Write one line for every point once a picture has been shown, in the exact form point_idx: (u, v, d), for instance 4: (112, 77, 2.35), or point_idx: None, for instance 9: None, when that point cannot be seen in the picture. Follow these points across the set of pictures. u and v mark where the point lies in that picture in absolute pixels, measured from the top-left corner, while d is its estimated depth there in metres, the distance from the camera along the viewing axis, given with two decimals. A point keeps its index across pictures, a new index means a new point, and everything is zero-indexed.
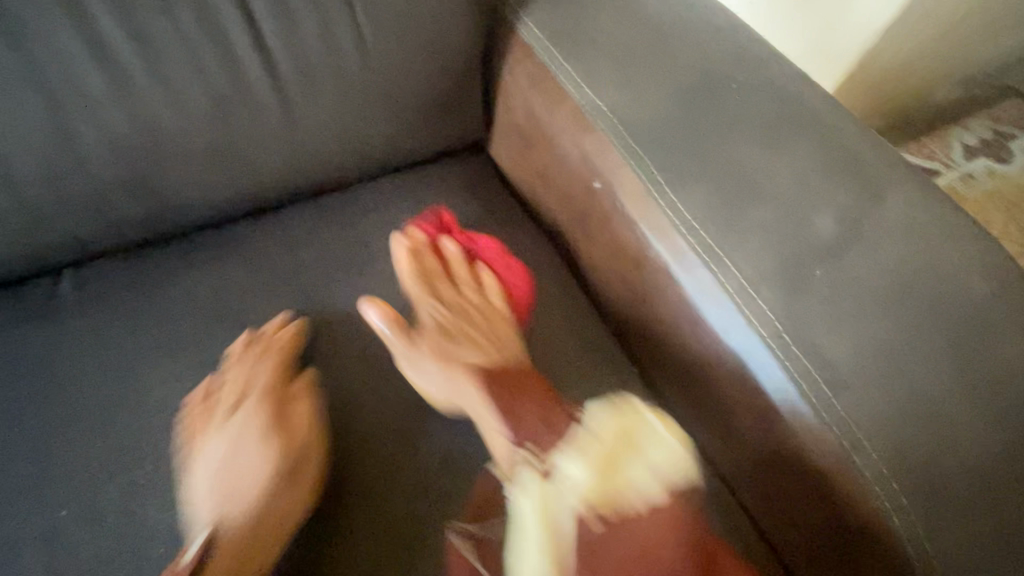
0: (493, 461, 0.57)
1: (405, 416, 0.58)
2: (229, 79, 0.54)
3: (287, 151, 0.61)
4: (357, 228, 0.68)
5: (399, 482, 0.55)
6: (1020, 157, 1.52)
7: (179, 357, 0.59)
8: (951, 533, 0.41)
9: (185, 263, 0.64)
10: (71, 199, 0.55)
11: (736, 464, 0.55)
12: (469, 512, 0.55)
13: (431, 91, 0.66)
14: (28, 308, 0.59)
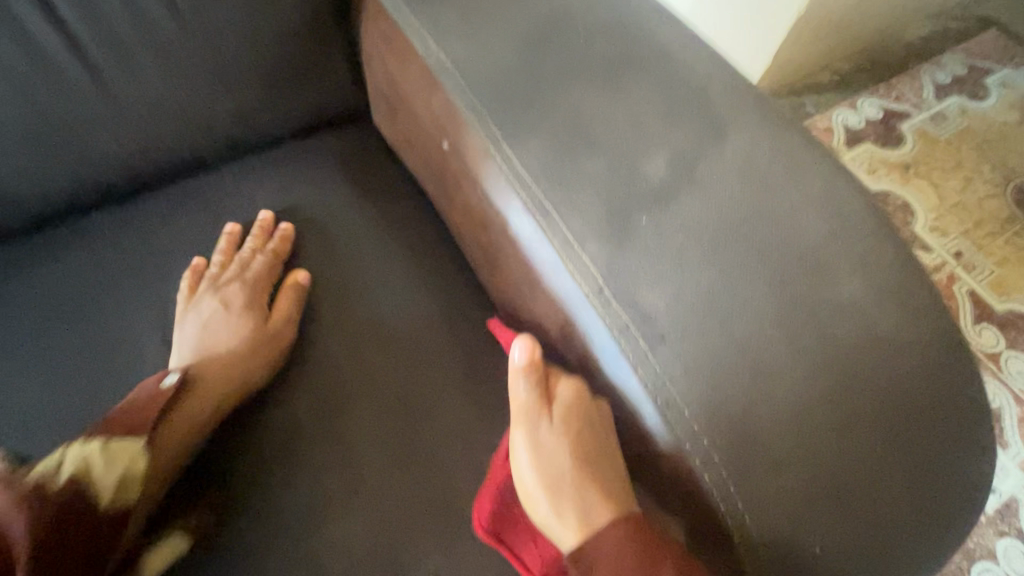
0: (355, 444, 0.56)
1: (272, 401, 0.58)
2: (35, 66, 0.55)
3: (119, 131, 0.60)
4: (221, 211, 0.66)
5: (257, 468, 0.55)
6: (996, 94, 1.40)
7: (23, 348, 0.57)
8: (779, 503, 0.40)
9: (36, 255, 0.62)
10: None
11: None
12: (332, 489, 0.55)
13: (272, 57, 0.63)
14: None
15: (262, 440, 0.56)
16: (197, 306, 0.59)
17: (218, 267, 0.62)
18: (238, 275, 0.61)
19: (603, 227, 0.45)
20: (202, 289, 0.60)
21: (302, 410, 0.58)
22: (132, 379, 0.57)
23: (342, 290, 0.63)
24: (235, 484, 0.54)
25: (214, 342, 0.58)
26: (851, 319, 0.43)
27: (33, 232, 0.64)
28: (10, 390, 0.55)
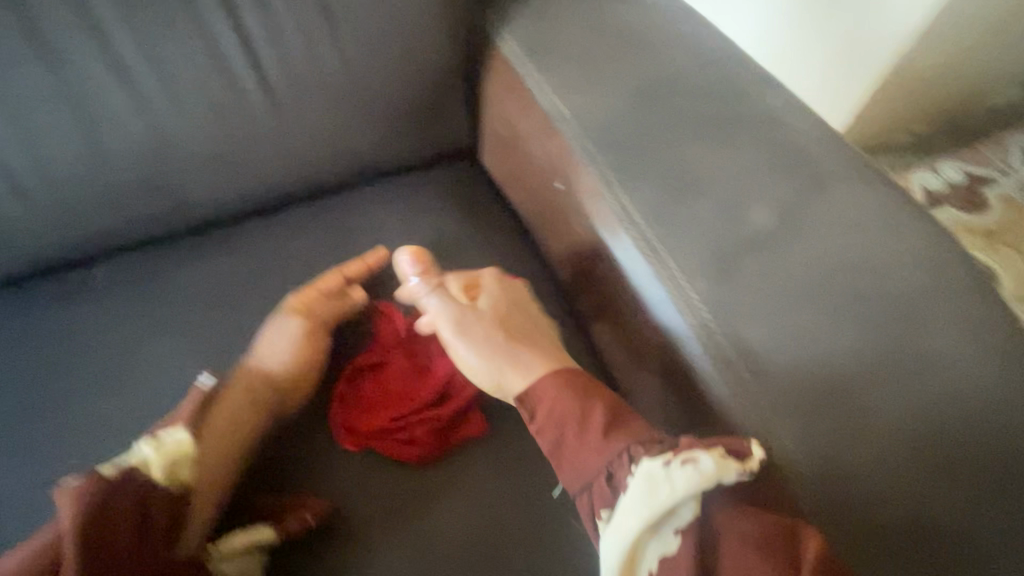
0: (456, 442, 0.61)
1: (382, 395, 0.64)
2: (226, 90, 0.62)
3: (280, 154, 0.68)
4: (351, 227, 0.74)
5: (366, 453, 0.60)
6: None
7: (183, 334, 0.66)
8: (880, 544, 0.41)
9: (193, 253, 0.71)
10: (96, 195, 0.63)
11: None
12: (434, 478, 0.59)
13: (414, 99, 0.72)
14: (66, 291, 0.68)
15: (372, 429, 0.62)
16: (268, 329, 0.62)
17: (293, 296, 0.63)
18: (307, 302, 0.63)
19: (709, 268, 0.51)
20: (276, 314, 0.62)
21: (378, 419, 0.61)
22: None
23: None
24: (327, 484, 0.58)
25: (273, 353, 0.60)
26: (951, 372, 0.45)
27: (185, 238, 0.72)
28: (169, 372, 0.64)
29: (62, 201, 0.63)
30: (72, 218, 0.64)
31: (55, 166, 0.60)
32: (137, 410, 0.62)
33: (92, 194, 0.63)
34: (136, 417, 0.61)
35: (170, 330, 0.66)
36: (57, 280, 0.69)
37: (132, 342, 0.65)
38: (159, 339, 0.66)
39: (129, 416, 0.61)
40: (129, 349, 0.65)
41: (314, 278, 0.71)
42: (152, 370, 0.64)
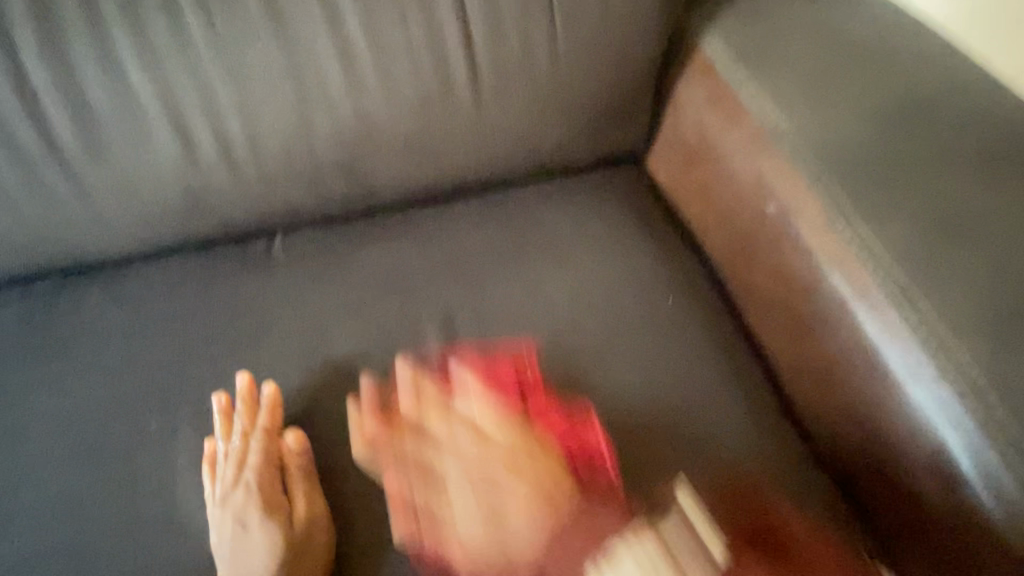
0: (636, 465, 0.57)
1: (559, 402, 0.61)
2: (438, 79, 0.60)
3: (470, 146, 0.66)
4: (522, 224, 0.71)
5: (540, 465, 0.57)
6: None
7: (356, 317, 0.66)
8: None
9: (366, 236, 0.71)
10: (296, 172, 0.64)
11: (913, 552, 0.50)
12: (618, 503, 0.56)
13: (609, 101, 0.68)
14: (249, 261, 0.69)
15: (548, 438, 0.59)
16: (253, 542, 0.52)
17: (300, 476, 0.56)
18: (318, 497, 0.55)
19: (980, 334, 0.46)
20: (255, 523, 0.53)
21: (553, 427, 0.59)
22: (440, 370, 0.62)
23: (623, 315, 0.66)
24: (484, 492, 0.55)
25: (254, 517, 0.53)
26: None
27: (359, 219, 0.72)
28: (344, 354, 0.63)
29: (265, 176, 0.63)
30: (268, 192, 0.65)
31: (265, 141, 0.61)
32: (316, 386, 0.62)
33: (292, 169, 0.63)
34: (314, 393, 0.61)
35: (342, 311, 0.66)
36: (240, 250, 0.70)
37: (309, 319, 0.65)
38: (333, 319, 0.65)
39: (308, 393, 0.61)
40: (306, 326, 0.65)
41: (483, 275, 0.68)
42: (325, 350, 0.64)
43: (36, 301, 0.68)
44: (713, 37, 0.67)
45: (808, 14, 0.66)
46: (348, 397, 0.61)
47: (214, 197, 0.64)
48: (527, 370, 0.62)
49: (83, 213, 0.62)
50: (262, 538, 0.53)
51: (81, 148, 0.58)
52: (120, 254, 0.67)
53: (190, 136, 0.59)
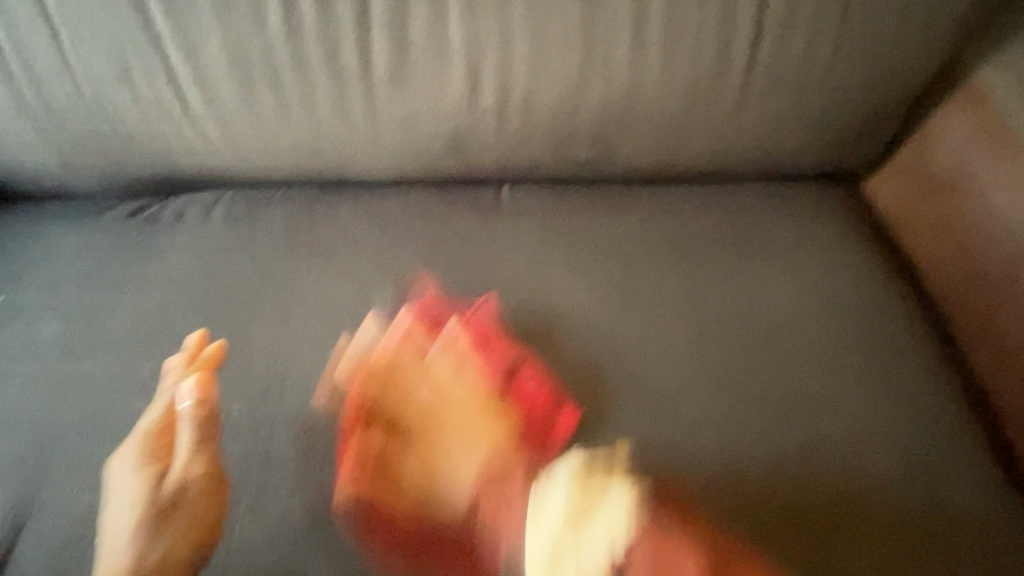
0: (851, 470, 0.58)
1: (771, 395, 0.62)
2: (715, 65, 0.65)
3: (716, 131, 0.70)
4: (737, 219, 0.74)
5: (752, 449, 0.59)
6: None
7: (572, 271, 0.70)
8: None
9: (586, 201, 0.75)
10: (553, 129, 0.70)
11: None
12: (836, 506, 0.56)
13: (860, 114, 0.70)
14: (478, 202, 0.76)
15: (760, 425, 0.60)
16: (121, 493, 0.56)
17: (186, 431, 0.59)
18: (200, 457, 0.58)
19: None
20: (131, 472, 0.57)
21: (764, 419, 0.61)
22: (651, 335, 0.66)
23: (835, 324, 0.66)
24: (696, 449, 0.59)
25: (132, 470, 0.57)
26: None
27: (582, 184, 0.77)
28: (559, 302, 0.68)
29: (526, 128, 0.69)
30: (520, 144, 0.71)
31: (540, 96, 0.67)
32: (534, 324, 0.67)
33: (551, 127, 0.69)
34: (532, 331, 0.67)
35: (559, 264, 0.71)
36: (470, 191, 0.77)
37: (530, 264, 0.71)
38: (551, 270, 0.71)
39: (527, 329, 0.67)
40: (525, 269, 0.71)
41: (696, 258, 0.71)
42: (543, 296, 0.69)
43: (298, 204, 0.78)
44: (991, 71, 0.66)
45: None
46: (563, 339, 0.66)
47: (475, 140, 0.71)
48: (736, 353, 0.65)
49: (366, 133, 0.70)
50: (133, 487, 0.56)
51: (388, 76, 0.66)
52: (374, 175, 0.76)
53: (479, 81, 0.66)
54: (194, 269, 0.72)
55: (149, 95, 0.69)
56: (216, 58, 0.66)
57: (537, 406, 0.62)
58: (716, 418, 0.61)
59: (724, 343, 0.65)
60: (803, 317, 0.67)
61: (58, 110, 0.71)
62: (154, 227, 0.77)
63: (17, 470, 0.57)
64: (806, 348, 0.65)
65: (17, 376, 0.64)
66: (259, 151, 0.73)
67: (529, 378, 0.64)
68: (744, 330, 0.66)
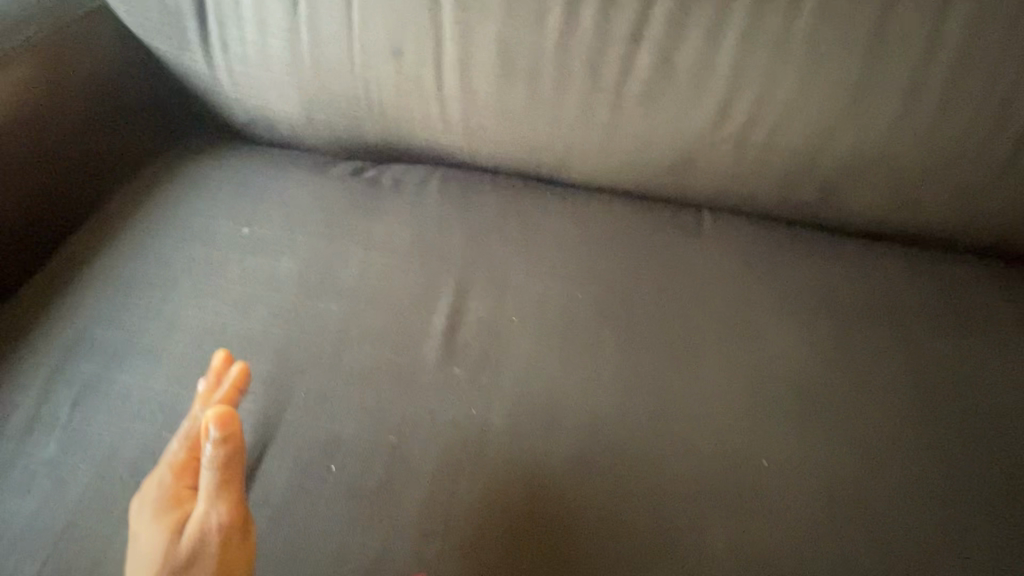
0: None
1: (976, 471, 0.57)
2: (982, 136, 0.63)
3: (956, 199, 0.68)
4: (954, 289, 0.70)
5: (954, 526, 0.54)
6: None
7: (774, 305, 0.69)
8: None
9: (791, 240, 0.75)
10: (784, 168, 0.70)
11: None
12: None
13: None
14: (680, 223, 0.77)
15: (961, 498, 0.56)
16: (143, 546, 0.51)
17: (207, 476, 0.52)
18: (221, 499, 0.51)
19: None
20: (152, 521, 0.52)
21: (971, 497, 0.56)
22: (855, 385, 0.63)
23: None
24: (892, 508, 0.55)
25: (157, 521, 0.51)
26: None
27: (786, 225, 0.77)
28: (758, 332, 0.67)
29: (757, 162, 0.71)
30: (745, 175, 0.72)
31: (784, 134, 0.68)
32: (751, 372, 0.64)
33: (784, 166, 0.70)
34: (737, 358, 0.65)
35: (760, 296, 0.70)
36: (671, 211, 0.78)
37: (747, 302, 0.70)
38: (754, 299, 0.69)
39: (739, 363, 0.65)
40: (726, 294, 0.70)
41: (906, 319, 0.68)
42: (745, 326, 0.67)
43: (506, 194, 0.81)
44: None
45: None
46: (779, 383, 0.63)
47: (700, 165, 0.73)
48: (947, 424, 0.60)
49: (598, 140, 0.74)
50: (154, 540, 0.50)
51: (642, 92, 0.69)
52: (590, 179, 0.79)
53: (727, 112, 0.68)
54: (412, 235, 0.77)
55: (409, 73, 0.75)
56: (485, 50, 0.71)
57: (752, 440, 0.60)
58: (912, 479, 0.57)
59: (943, 416, 0.61)
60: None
61: (323, 72, 0.78)
62: (376, 191, 0.83)
63: (262, 388, 0.64)
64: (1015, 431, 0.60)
65: (262, 303, 0.71)
66: (491, 138, 0.78)
67: (742, 413, 0.61)
68: (990, 419, 0.61)
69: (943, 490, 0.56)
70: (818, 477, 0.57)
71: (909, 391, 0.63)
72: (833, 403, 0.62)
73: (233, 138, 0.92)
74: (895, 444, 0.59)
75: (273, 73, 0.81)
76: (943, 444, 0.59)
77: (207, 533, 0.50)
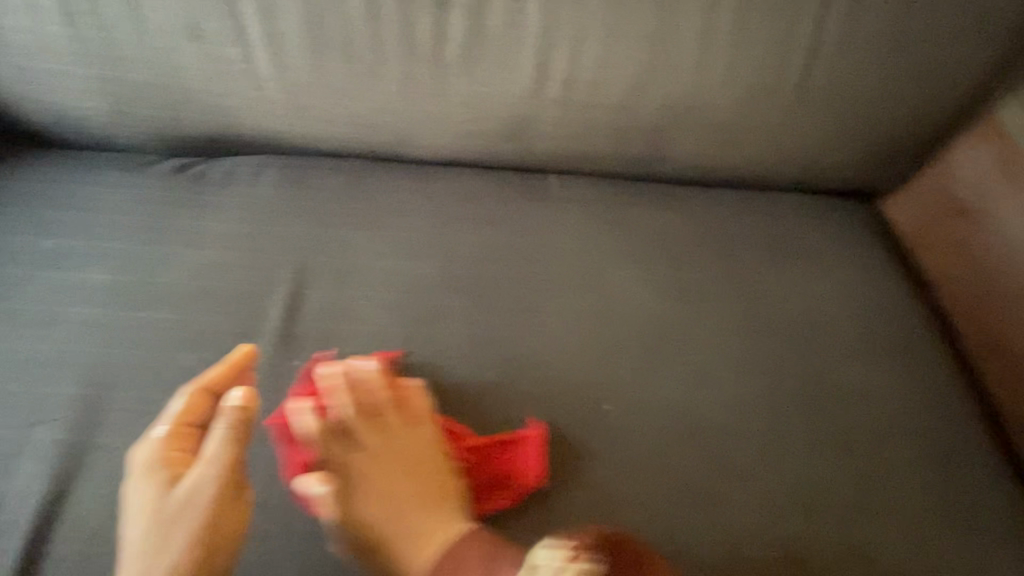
0: (857, 463, 0.59)
1: (779, 384, 0.64)
2: (773, 77, 0.68)
3: (764, 138, 0.73)
4: (776, 224, 0.76)
5: (759, 435, 0.60)
6: None
7: (616, 256, 0.71)
8: None
9: (634, 193, 0.78)
10: (611, 123, 0.72)
11: None
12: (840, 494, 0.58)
13: (900, 137, 0.74)
14: (529, 187, 0.77)
15: (766, 410, 0.62)
16: (131, 501, 0.46)
17: (217, 434, 0.48)
18: (224, 458, 0.47)
19: None
20: (139, 480, 0.47)
21: (775, 408, 0.62)
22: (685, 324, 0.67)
23: (851, 327, 0.68)
24: (707, 428, 0.60)
25: (146, 478, 0.47)
26: None
27: (629, 181, 0.79)
28: (601, 285, 0.69)
29: (584, 119, 0.72)
30: (578, 134, 0.74)
31: (603, 89, 0.69)
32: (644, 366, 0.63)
33: (610, 119, 0.72)
34: (578, 313, 0.67)
35: (603, 249, 0.72)
36: (520, 178, 0.79)
37: (657, 345, 0.66)
38: (598, 255, 0.71)
39: (581, 319, 0.67)
40: (572, 252, 0.71)
41: (734, 257, 0.73)
42: (589, 281, 0.69)
43: (350, 175, 0.78)
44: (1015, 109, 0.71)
45: None
46: (682, 425, 0.61)
47: (534, 127, 0.73)
48: (757, 347, 0.66)
49: (430, 111, 0.72)
50: (140, 499, 0.46)
51: (460, 58, 0.68)
52: (432, 152, 0.77)
53: (547, 71, 0.68)
54: (248, 228, 0.72)
55: (216, 53, 0.69)
56: (292, 23, 0.67)
57: (594, 394, 0.62)
58: (725, 401, 0.62)
59: (755, 340, 0.67)
60: (924, 428, 0.62)
61: (118, 59, 0.71)
62: (202, 186, 0.76)
63: (73, 413, 0.57)
64: (812, 344, 0.67)
65: (72, 320, 0.63)
66: (320, 117, 0.74)
67: (586, 372, 0.63)
68: (805, 351, 0.66)
69: (752, 406, 0.62)
70: (645, 412, 0.61)
71: (726, 322, 0.68)
72: (662, 343, 0.66)
73: (36, 143, 0.81)
74: (712, 373, 0.64)
75: (60, 65, 0.72)
76: (750, 366, 0.65)
77: (199, 492, 0.45)
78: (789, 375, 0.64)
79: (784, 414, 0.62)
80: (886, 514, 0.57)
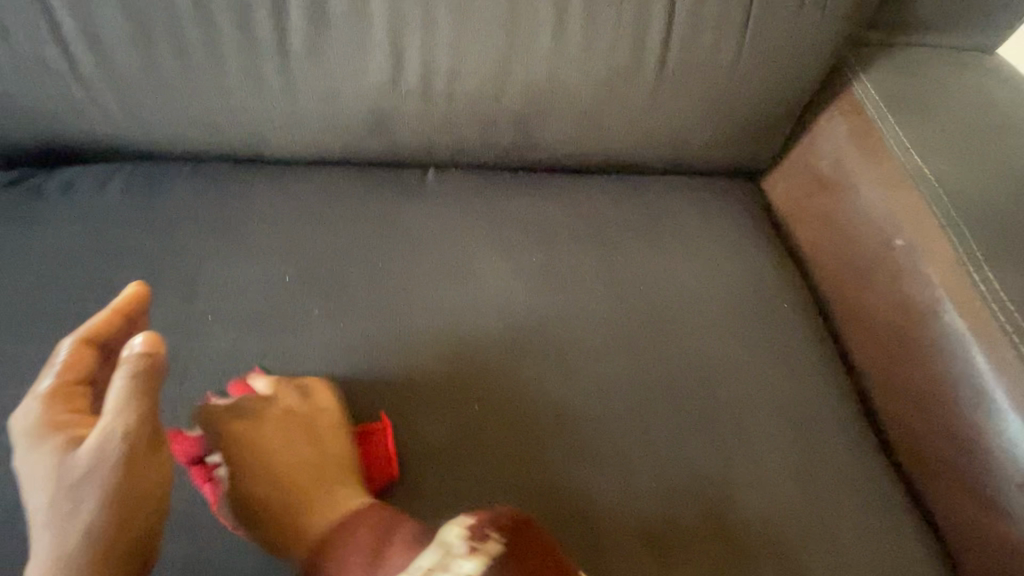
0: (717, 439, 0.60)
1: (646, 367, 0.64)
2: (630, 62, 0.67)
3: (632, 123, 0.72)
4: (653, 208, 0.76)
5: (622, 419, 0.61)
6: None
7: (490, 251, 0.70)
8: None
9: (512, 184, 0.76)
10: (476, 113, 0.70)
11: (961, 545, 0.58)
12: (698, 469, 0.59)
13: (763, 116, 0.75)
14: (402, 183, 0.74)
15: (630, 393, 0.62)
16: (28, 471, 0.39)
17: (115, 391, 0.39)
18: (130, 415, 0.39)
19: None
20: (34, 449, 0.40)
21: (640, 392, 0.62)
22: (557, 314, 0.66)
23: (720, 305, 0.69)
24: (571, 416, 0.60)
25: (42, 445, 0.40)
26: None
27: (507, 171, 0.77)
28: (473, 281, 0.67)
29: (448, 111, 0.69)
30: (445, 125, 0.71)
31: (461, 79, 0.67)
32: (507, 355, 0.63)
33: (475, 109, 0.70)
34: (449, 311, 0.65)
35: (477, 244, 0.70)
36: (394, 173, 0.75)
37: (535, 347, 0.64)
38: (472, 250, 0.69)
39: (451, 317, 0.65)
40: (444, 249, 0.69)
41: (609, 243, 0.72)
42: (461, 278, 0.67)
43: (207, 179, 0.72)
44: (865, 82, 0.73)
45: (945, 86, 0.74)
46: (544, 416, 0.60)
47: (397, 120, 0.70)
48: (626, 332, 0.66)
49: (282, 107, 0.68)
50: (40, 464, 0.39)
51: (305, 50, 0.64)
52: (295, 151, 0.73)
53: (400, 61, 0.65)
54: (88, 244, 0.66)
55: (29, 52, 0.63)
56: (112, 16, 0.61)
57: (458, 392, 0.60)
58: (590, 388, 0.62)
59: (625, 324, 0.67)
60: (784, 399, 0.64)
61: None
62: (36, 200, 0.69)
63: None
64: (680, 324, 0.67)
65: None
66: (163, 119, 0.68)
67: (452, 370, 0.62)
68: (672, 331, 0.67)
69: (618, 391, 0.62)
70: (509, 406, 0.60)
71: (598, 308, 0.67)
72: (532, 335, 0.65)
73: None
74: (580, 361, 0.64)
75: None
76: (618, 351, 0.65)
77: (112, 457, 0.38)
78: (657, 356, 0.65)
79: (648, 396, 0.62)
80: (746, 487, 0.58)
